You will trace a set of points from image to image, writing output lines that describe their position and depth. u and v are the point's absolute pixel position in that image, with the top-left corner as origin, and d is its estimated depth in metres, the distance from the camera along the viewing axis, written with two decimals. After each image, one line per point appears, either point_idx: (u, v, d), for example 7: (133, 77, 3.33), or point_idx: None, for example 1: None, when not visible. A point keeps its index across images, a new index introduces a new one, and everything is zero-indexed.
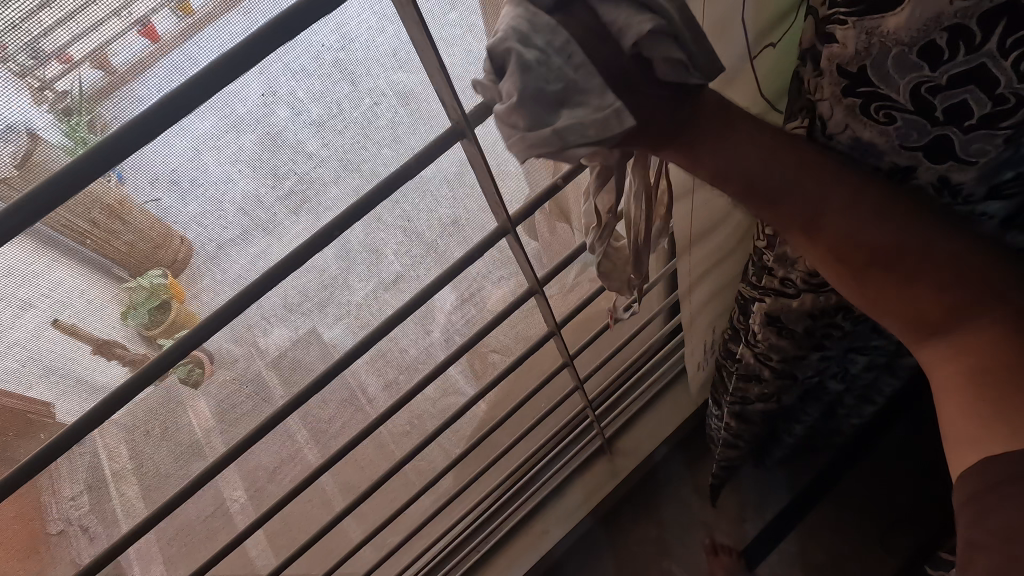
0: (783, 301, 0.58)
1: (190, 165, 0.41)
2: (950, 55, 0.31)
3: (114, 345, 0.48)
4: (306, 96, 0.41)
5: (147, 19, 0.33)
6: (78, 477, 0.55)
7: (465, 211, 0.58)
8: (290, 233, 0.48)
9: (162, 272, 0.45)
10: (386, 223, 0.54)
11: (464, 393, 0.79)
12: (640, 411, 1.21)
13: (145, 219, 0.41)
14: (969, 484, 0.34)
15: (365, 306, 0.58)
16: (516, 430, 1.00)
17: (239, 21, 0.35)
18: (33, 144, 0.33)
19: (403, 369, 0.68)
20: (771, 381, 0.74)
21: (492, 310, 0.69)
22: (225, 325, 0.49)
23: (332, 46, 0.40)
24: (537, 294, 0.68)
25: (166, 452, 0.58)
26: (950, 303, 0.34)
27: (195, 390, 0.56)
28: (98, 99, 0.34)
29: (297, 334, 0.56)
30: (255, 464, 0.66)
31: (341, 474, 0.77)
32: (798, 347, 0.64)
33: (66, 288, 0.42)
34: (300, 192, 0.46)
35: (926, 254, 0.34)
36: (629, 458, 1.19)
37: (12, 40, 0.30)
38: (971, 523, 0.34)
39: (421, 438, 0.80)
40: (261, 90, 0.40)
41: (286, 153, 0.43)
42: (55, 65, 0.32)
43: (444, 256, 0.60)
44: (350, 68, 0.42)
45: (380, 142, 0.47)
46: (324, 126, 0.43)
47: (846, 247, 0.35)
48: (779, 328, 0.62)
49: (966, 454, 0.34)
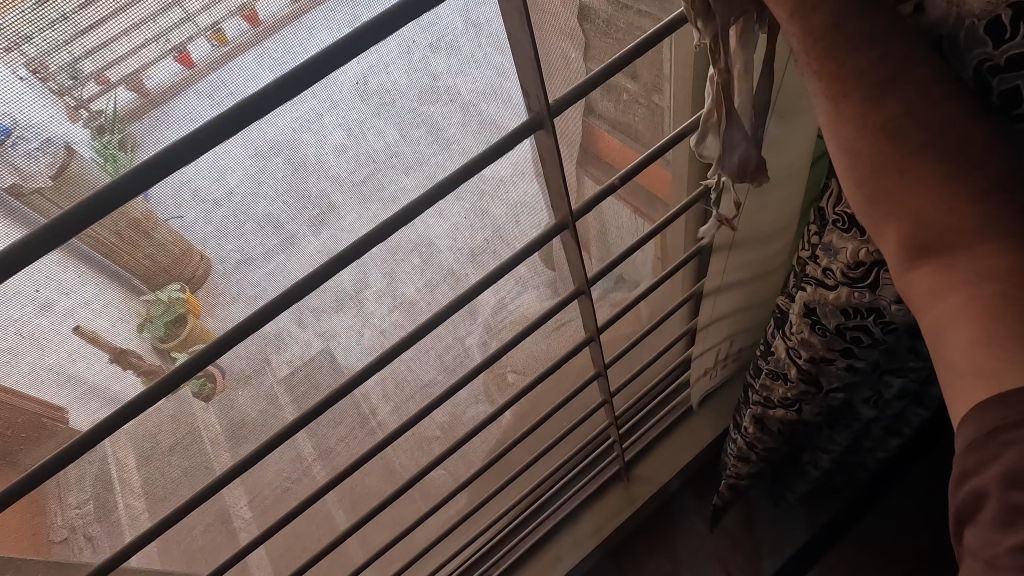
0: (822, 292, 0.60)
1: (210, 181, 0.41)
2: (1011, 35, 0.35)
3: (131, 354, 0.48)
4: (394, 88, 0.44)
5: (182, 46, 0.34)
6: (86, 483, 0.55)
7: (484, 240, 0.59)
8: (307, 249, 0.49)
9: (181, 286, 0.46)
10: (402, 248, 0.55)
11: (481, 409, 0.80)
12: (655, 441, 1.19)
13: (170, 234, 0.43)
14: (970, 431, 0.36)
15: (383, 325, 0.59)
16: (529, 453, 0.98)
17: (278, 52, 0.37)
18: (69, 156, 0.35)
19: (427, 379, 0.68)
20: (798, 384, 0.74)
21: (514, 325, 0.70)
22: (287, 308, 0.49)
23: (360, 79, 0.42)
24: (583, 294, 0.65)
25: (177, 458, 0.57)
26: (977, 225, 0.37)
27: (206, 404, 0.56)
28: (130, 119, 0.35)
29: (321, 339, 0.56)
30: (269, 472, 0.65)
31: (353, 484, 0.75)
32: (828, 349, 0.65)
33: (89, 303, 0.43)
34: (322, 211, 0.47)
35: (966, 171, 0.37)
36: (643, 488, 1.17)
37: (55, 60, 0.31)
38: (974, 468, 0.36)
39: (435, 452, 0.79)
40: (356, 76, 0.42)
41: (315, 177, 0.45)
42: (92, 85, 0.33)
43: (460, 281, 0.61)
44: (386, 95, 0.44)
45: (398, 170, 0.49)
46: (347, 147, 0.45)
47: (886, 149, 0.39)
48: (813, 323, 0.64)
49: (973, 392, 0.36)
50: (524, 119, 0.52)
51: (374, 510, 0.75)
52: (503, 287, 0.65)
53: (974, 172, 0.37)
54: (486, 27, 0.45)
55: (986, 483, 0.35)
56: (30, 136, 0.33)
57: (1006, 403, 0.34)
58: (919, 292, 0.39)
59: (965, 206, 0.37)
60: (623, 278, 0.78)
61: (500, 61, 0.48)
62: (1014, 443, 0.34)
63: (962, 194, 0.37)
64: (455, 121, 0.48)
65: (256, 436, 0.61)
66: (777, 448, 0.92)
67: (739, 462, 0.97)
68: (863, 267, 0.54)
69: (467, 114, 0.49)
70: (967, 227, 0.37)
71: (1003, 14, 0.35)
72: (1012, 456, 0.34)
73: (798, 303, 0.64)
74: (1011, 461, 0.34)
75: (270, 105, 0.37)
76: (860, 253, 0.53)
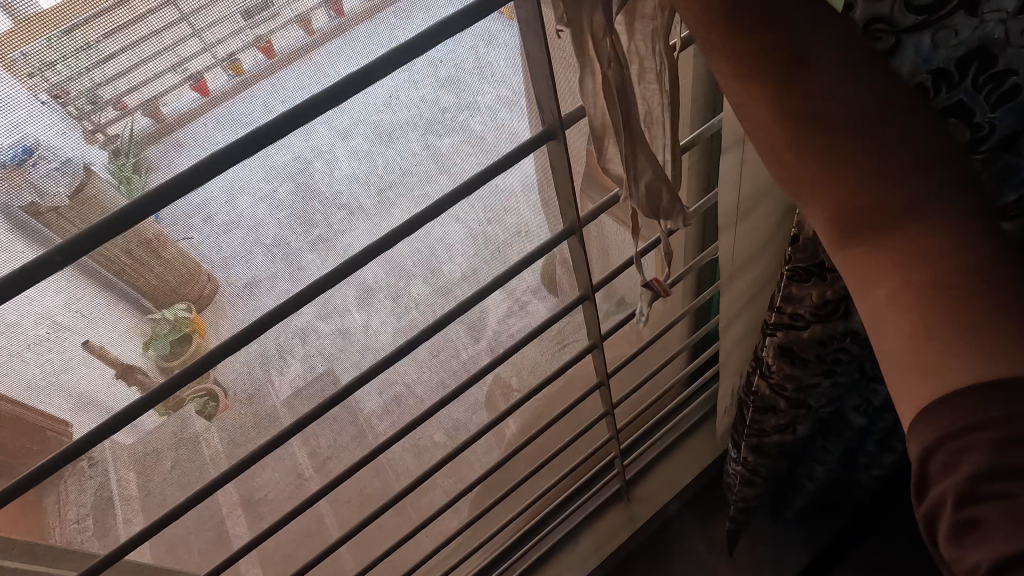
0: (795, 333, 0.64)
1: (223, 198, 0.43)
2: (937, 93, 0.44)
3: (136, 371, 0.49)
4: (418, 106, 0.46)
5: (200, 75, 0.36)
6: (85, 499, 0.55)
7: (485, 262, 0.60)
8: (309, 270, 0.50)
9: (187, 306, 0.47)
10: (404, 270, 0.56)
11: (479, 420, 0.80)
12: (653, 464, 1.19)
13: (181, 256, 0.44)
14: (923, 431, 0.37)
15: (386, 337, 0.59)
16: (528, 466, 0.97)
17: (304, 77, 0.39)
18: (88, 176, 0.37)
19: (432, 387, 0.69)
20: (787, 412, 0.76)
21: (514, 337, 0.70)
22: (275, 322, 0.50)
23: (378, 108, 0.45)
24: (588, 299, 0.68)
25: (175, 471, 0.57)
26: (899, 207, 0.39)
27: (208, 423, 0.56)
28: (147, 144, 0.37)
29: (337, 335, 0.56)
30: (268, 478, 0.65)
31: (355, 490, 0.75)
32: (811, 374, 0.68)
33: (98, 321, 0.44)
34: (330, 229, 0.48)
35: (877, 155, 0.40)
36: (644, 506, 1.16)
37: (77, 86, 0.33)
38: (935, 472, 0.36)
39: (441, 454, 0.79)
40: (385, 93, 0.44)
41: (335, 188, 0.46)
42: (110, 111, 0.35)
43: (455, 295, 0.61)
44: (416, 113, 0.46)
45: (410, 188, 0.50)
46: (374, 154, 0.46)
47: (806, 133, 0.41)
48: (791, 358, 0.67)
49: (920, 384, 0.37)
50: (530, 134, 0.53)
51: (375, 514, 0.75)
52: (505, 299, 0.67)
53: (882, 156, 0.40)
54: (498, 54, 0.48)
55: (946, 490, 0.35)
56: (50, 156, 0.35)
57: (944, 413, 0.36)
58: (857, 277, 0.40)
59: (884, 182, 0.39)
60: (624, 300, 0.79)
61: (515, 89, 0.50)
62: (965, 439, 0.34)
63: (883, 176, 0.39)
64: (459, 149, 0.50)
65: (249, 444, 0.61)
66: (780, 462, 0.90)
67: (742, 489, 0.96)
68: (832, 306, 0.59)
69: (472, 144, 0.50)
70: (891, 199, 0.39)
71: (926, 80, 0.43)
72: (967, 462, 0.34)
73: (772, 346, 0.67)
74: (965, 466, 0.34)
75: (294, 125, 0.40)
76: (827, 293, 0.58)
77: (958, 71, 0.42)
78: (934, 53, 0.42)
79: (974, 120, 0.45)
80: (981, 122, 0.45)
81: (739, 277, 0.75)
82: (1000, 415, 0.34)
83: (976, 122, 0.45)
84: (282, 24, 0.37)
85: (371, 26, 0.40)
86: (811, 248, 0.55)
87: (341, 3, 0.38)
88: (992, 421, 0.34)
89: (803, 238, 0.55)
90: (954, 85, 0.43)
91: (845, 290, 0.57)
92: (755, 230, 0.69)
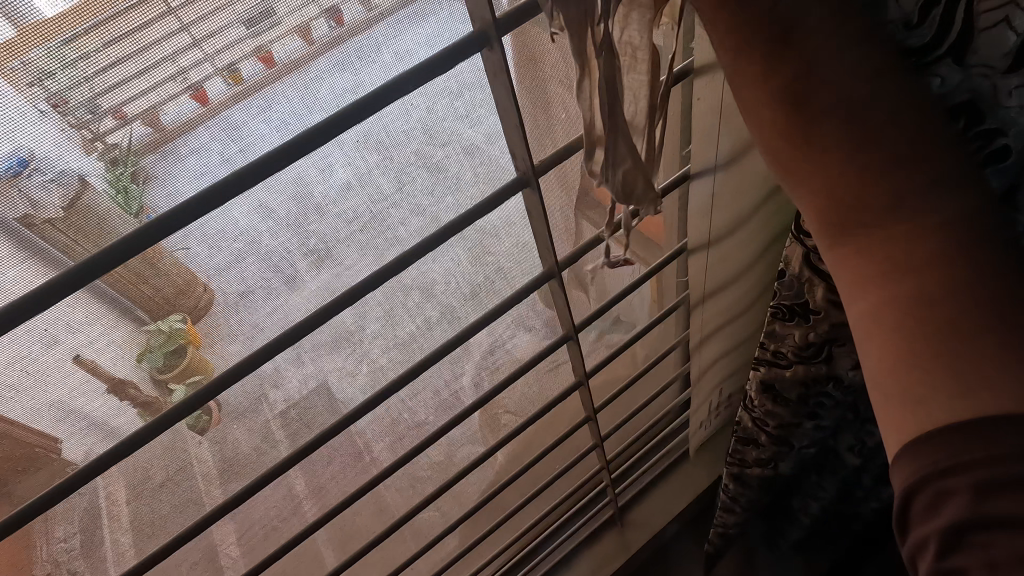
0: (776, 370, 0.64)
1: (219, 217, 0.43)
2: None
3: (128, 385, 0.48)
4: (407, 134, 0.46)
5: (199, 85, 0.36)
6: (73, 519, 0.54)
7: (481, 283, 0.60)
8: (308, 287, 0.50)
9: (183, 316, 0.46)
10: (402, 286, 0.55)
11: (474, 450, 0.79)
12: (650, 486, 1.17)
13: (175, 267, 0.44)
14: (909, 466, 0.37)
15: (378, 362, 0.59)
16: (524, 492, 0.96)
17: (296, 92, 0.39)
18: (83, 188, 0.36)
19: (434, 410, 0.69)
20: (769, 447, 0.76)
21: (508, 363, 0.70)
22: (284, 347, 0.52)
23: (352, 145, 0.45)
24: (571, 339, 0.69)
25: (163, 493, 0.57)
26: (895, 224, 0.40)
27: (199, 436, 0.55)
28: (145, 153, 0.36)
29: (321, 373, 0.57)
30: (260, 506, 0.65)
31: (349, 520, 0.75)
32: (793, 415, 0.68)
33: (92, 334, 0.44)
34: (321, 250, 0.48)
35: (879, 169, 0.42)
36: (641, 531, 1.15)
37: (75, 96, 0.33)
38: (925, 516, 0.36)
39: (437, 482, 0.79)
40: (356, 136, 0.44)
41: (317, 217, 0.46)
42: (109, 120, 0.34)
43: (460, 320, 0.61)
44: (387, 147, 0.46)
45: (404, 213, 0.50)
46: (352, 186, 0.46)
47: (807, 143, 0.44)
48: (773, 395, 0.68)
49: (906, 413, 0.38)
50: (513, 178, 0.53)
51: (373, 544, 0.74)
52: (499, 327, 0.66)
53: (887, 171, 0.41)
54: (484, 90, 0.47)
55: (926, 533, 0.35)
56: (43, 168, 0.34)
57: (924, 444, 0.37)
58: (847, 290, 0.42)
59: (873, 193, 0.41)
60: (619, 320, 0.78)
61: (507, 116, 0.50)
62: (951, 477, 0.35)
63: (885, 192, 0.41)
64: (457, 162, 0.50)
65: (242, 480, 0.61)
66: (761, 498, 0.91)
67: (723, 514, 0.96)
68: (813, 352, 0.59)
69: (466, 154, 0.50)
70: (883, 213, 0.41)
71: None
72: (951, 506, 0.34)
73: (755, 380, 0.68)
74: (949, 509, 0.34)
75: (295, 156, 0.41)
76: (809, 336, 0.58)
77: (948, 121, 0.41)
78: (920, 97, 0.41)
79: None
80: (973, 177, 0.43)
81: (712, 299, 0.75)
82: (981, 457, 0.34)
83: None
84: (280, 34, 0.37)
85: (366, 40, 0.40)
86: (797, 287, 0.55)
87: (341, 13, 0.38)
88: (974, 462, 0.34)
89: (791, 274, 0.55)
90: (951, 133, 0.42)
91: (828, 332, 0.56)
92: (729, 257, 0.69)
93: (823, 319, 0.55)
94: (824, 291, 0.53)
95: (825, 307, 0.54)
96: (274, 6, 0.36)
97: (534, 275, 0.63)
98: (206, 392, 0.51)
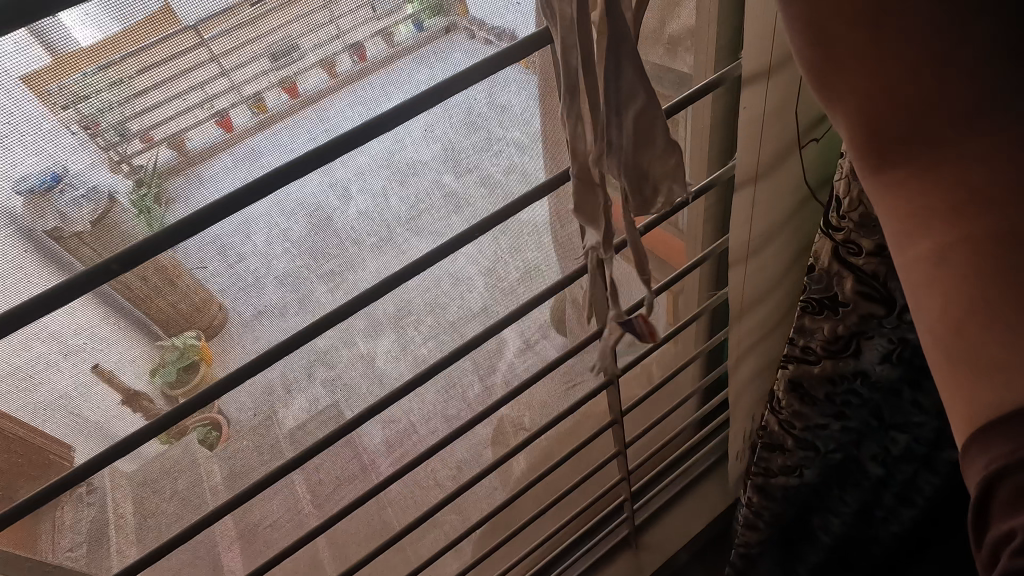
0: (805, 366, 0.67)
1: (236, 234, 0.44)
2: None
3: (142, 398, 0.49)
4: (426, 158, 0.47)
5: (226, 112, 0.38)
6: (81, 523, 0.53)
7: (495, 302, 0.60)
8: (322, 304, 0.50)
9: (197, 334, 0.47)
10: (414, 307, 0.56)
11: (485, 459, 0.78)
12: (664, 510, 1.15)
13: (194, 284, 0.45)
14: (976, 449, 0.29)
15: (383, 366, 0.58)
16: (532, 507, 0.95)
17: (311, 124, 0.40)
18: (111, 204, 0.37)
19: (447, 417, 0.68)
20: (795, 453, 0.77)
21: (524, 373, 0.70)
22: (292, 351, 0.50)
23: (386, 150, 0.46)
24: (605, 334, 0.67)
25: (171, 495, 0.56)
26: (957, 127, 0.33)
27: (209, 454, 0.56)
28: (168, 176, 0.38)
29: (334, 379, 0.57)
30: (269, 506, 0.64)
31: (356, 522, 0.73)
32: (820, 416, 0.70)
33: (109, 346, 0.44)
34: (339, 272, 0.49)
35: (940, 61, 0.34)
36: (654, 554, 1.11)
37: (107, 119, 0.35)
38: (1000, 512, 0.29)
39: (447, 491, 0.77)
40: (385, 146, 0.46)
41: (331, 236, 0.47)
42: (137, 143, 0.36)
43: (459, 331, 0.60)
44: (404, 170, 0.47)
45: (419, 231, 0.51)
46: (371, 211, 0.47)
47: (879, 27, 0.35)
48: (801, 396, 0.70)
49: (966, 372, 0.30)
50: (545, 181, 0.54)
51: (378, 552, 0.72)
52: (517, 334, 0.66)
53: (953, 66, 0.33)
54: (510, 111, 0.49)
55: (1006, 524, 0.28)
56: (76, 183, 0.36)
57: (999, 425, 0.28)
58: (890, 218, 0.34)
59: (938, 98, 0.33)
60: (635, 342, 0.79)
61: (530, 134, 0.51)
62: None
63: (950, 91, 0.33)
64: (473, 191, 0.51)
65: (254, 476, 0.60)
66: (785, 511, 0.89)
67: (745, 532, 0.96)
68: (842, 342, 0.62)
69: (483, 184, 0.51)
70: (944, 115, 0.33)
71: None
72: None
73: (784, 379, 0.71)
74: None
75: (334, 158, 0.41)
76: (838, 328, 0.61)
77: None
78: None
79: None
80: None
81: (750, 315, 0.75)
82: None
83: None
84: (306, 67, 0.39)
85: (394, 69, 0.41)
86: (826, 281, 0.59)
87: (365, 49, 0.40)
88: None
89: (819, 269, 0.59)
90: None
91: (857, 324, 0.59)
92: (766, 265, 0.70)
93: (853, 311, 0.59)
94: (853, 282, 0.57)
95: (854, 299, 0.58)
96: (299, 41, 0.38)
97: (553, 279, 0.62)
98: (206, 398, 0.49)
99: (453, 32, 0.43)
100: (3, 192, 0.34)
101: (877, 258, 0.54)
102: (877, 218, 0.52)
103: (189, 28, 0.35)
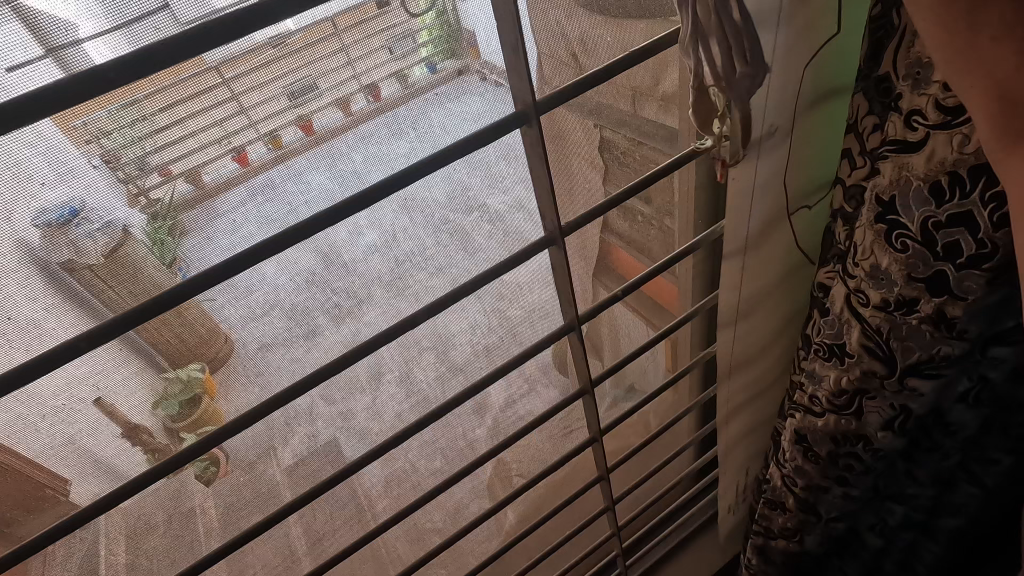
0: (811, 419, 0.67)
1: (251, 272, 0.45)
2: (949, 196, 0.43)
3: (142, 431, 0.48)
4: (433, 201, 0.48)
5: (242, 148, 0.39)
6: (72, 559, 0.53)
7: (500, 340, 0.61)
8: (327, 341, 0.50)
9: (201, 366, 0.47)
10: (418, 344, 0.56)
11: (480, 507, 0.77)
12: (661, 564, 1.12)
13: (202, 318, 0.45)
14: None
15: (380, 416, 0.59)
16: (527, 557, 0.92)
17: (320, 159, 0.41)
18: (125, 238, 0.38)
19: (443, 464, 0.68)
20: (797, 513, 0.77)
21: (519, 423, 0.70)
22: (295, 397, 0.52)
23: (395, 203, 0.47)
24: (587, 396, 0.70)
25: (160, 538, 0.55)
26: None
27: (205, 487, 0.55)
28: (183, 209, 0.39)
29: (334, 422, 0.57)
30: (256, 552, 0.63)
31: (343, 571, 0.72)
32: (822, 475, 0.70)
33: (118, 379, 0.45)
34: (349, 305, 0.49)
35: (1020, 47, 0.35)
36: None
37: (129, 153, 0.36)
38: None
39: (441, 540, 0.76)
40: (398, 200, 0.47)
41: (340, 272, 0.47)
42: (154, 177, 0.37)
43: (471, 376, 0.61)
44: (413, 205, 0.48)
45: (428, 271, 0.51)
46: (382, 247, 0.48)
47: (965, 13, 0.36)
48: (806, 449, 0.69)
49: None
50: (539, 237, 0.55)
51: None
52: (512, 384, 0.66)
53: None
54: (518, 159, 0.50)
55: None
56: (93, 218, 0.37)
57: None
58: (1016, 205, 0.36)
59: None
60: (632, 388, 0.79)
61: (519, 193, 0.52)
62: None
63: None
64: (483, 232, 0.52)
65: (247, 519, 0.60)
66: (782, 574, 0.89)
67: None
68: (845, 399, 0.61)
69: (490, 223, 0.52)
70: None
71: (943, 178, 0.43)
72: None
73: (790, 430, 0.71)
74: None
75: (352, 212, 0.43)
76: (842, 380, 0.60)
77: (971, 179, 0.42)
78: (949, 154, 0.42)
79: (979, 234, 0.43)
80: (985, 240, 0.43)
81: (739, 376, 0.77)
82: None
83: (981, 238, 0.43)
84: (323, 104, 0.40)
85: (408, 110, 0.42)
86: (837, 328, 0.58)
87: (380, 89, 0.41)
88: None
89: (834, 314, 0.59)
90: (967, 192, 0.42)
91: (860, 379, 0.58)
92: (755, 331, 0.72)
93: (855, 364, 0.58)
94: (859, 333, 0.56)
95: (859, 352, 0.57)
96: (318, 81, 0.39)
97: (550, 330, 0.63)
98: (216, 437, 0.50)
99: (465, 75, 0.44)
100: (22, 223, 0.35)
101: (881, 314, 0.53)
102: (885, 271, 0.50)
103: (209, 69, 0.36)
